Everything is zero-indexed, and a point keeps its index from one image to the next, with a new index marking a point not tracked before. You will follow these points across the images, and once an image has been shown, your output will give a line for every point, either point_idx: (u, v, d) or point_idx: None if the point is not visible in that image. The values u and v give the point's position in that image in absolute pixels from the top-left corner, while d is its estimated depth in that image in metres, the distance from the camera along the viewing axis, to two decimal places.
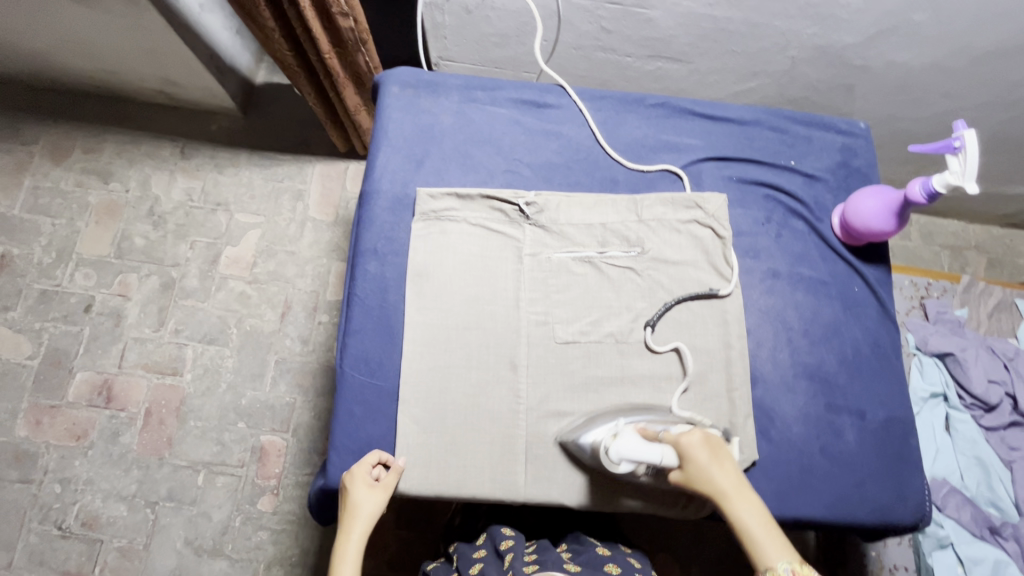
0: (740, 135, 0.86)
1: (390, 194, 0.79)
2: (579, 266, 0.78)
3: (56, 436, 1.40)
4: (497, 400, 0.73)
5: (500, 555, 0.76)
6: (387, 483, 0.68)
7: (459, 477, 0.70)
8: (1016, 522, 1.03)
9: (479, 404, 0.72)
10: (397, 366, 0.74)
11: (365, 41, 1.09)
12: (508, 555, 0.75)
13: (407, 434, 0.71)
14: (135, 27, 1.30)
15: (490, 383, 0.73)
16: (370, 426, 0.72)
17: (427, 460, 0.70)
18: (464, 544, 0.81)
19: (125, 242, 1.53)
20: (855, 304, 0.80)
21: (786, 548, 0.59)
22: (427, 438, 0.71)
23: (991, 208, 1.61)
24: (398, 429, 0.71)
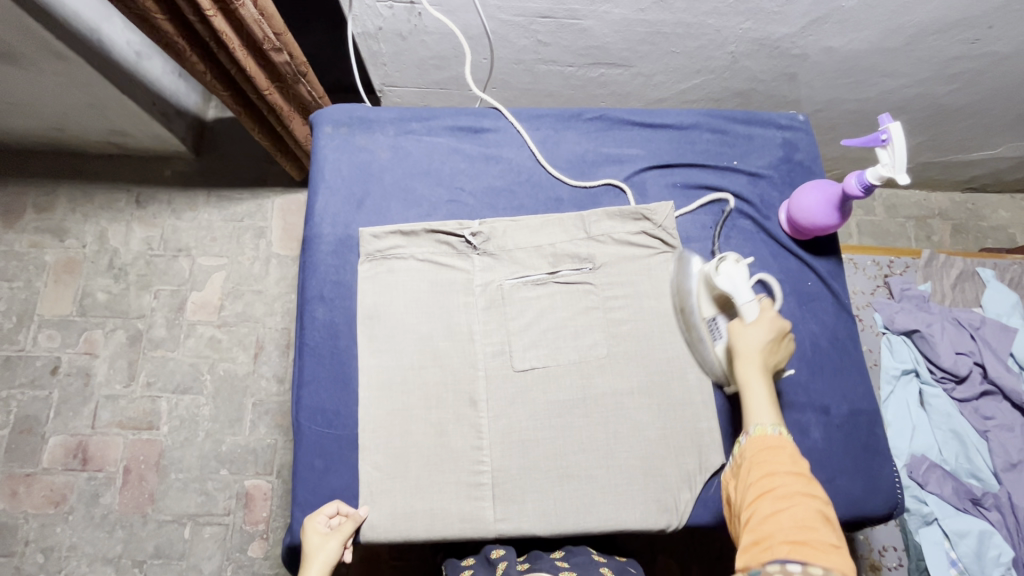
0: (681, 141, 0.85)
1: (333, 237, 0.78)
2: (531, 290, 0.77)
3: (34, 504, 1.37)
4: (458, 436, 0.72)
5: (490, 563, 0.71)
6: (343, 528, 0.67)
7: (428, 521, 0.69)
8: (996, 491, 1.03)
9: (441, 444, 0.71)
10: (355, 413, 0.72)
11: (304, 72, 1.06)
12: (499, 564, 0.70)
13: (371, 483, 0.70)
14: (70, 82, 1.27)
15: (450, 421, 0.72)
16: (333, 475, 0.71)
17: (394, 506, 0.69)
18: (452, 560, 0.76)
19: (87, 298, 1.50)
20: (809, 299, 0.80)
21: (779, 417, 0.64)
22: (390, 483, 0.70)
23: (949, 176, 1.63)
24: (362, 477, 0.70)
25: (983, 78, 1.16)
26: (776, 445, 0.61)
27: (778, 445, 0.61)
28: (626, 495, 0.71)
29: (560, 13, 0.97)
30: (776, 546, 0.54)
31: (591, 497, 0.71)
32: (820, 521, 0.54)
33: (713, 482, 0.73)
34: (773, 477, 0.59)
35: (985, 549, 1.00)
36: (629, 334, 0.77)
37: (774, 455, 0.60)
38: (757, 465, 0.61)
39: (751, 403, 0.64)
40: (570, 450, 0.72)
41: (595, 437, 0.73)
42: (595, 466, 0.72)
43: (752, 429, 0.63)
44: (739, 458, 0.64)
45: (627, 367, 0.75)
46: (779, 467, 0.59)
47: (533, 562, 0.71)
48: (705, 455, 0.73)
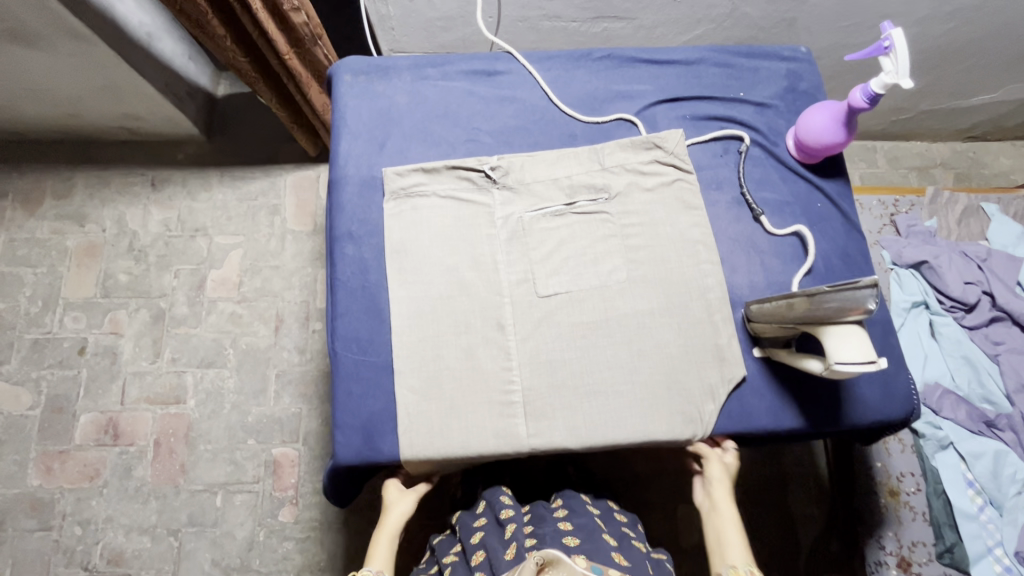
0: (688, 75, 0.87)
1: (358, 177, 0.81)
2: (551, 220, 0.80)
3: (70, 479, 1.41)
4: (488, 359, 0.75)
5: (501, 525, 0.78)
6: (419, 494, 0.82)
7: (463, 440, 0.72)
8: (1009, 412, 1.06)
9: (472, 366, 0.74)
10: (387, 341, 0.75)
11: (320, 35, 1.11)
12: (508, 526, 0.77)
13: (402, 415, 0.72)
14: (87, 64, 1.31)
15: (481, 344, 0.75)
16: (368, 400, 0.73)
17: (430, 425, 0.72)
18: (465, 514, 0.83)
19: (109, 280, 1.54)
20: (820, 219, 0.83)
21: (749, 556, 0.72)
22: (425, 405, 0.73)
23: (950, 123, 1.65)
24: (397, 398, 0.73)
25: (979, 14, 1.18)
26: (752, 574, 0.69)
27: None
28: (652, 406, 0.74)
29: None
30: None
31: (619, 411, 0.74)
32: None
33: (736, 394, 0.76)
34: None
35: (1002, 468, 1.03)
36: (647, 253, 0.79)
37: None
38: None
39: (728, 538, 0.73)
40: (595, 370, 0.75)
41: (619, 355, 0.76)
42: (621, 381, 0.75)
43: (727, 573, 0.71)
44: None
45: (648, 286, 0.78)
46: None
47: (540, 523, 0.77)
48: (726, 368, 0.76)
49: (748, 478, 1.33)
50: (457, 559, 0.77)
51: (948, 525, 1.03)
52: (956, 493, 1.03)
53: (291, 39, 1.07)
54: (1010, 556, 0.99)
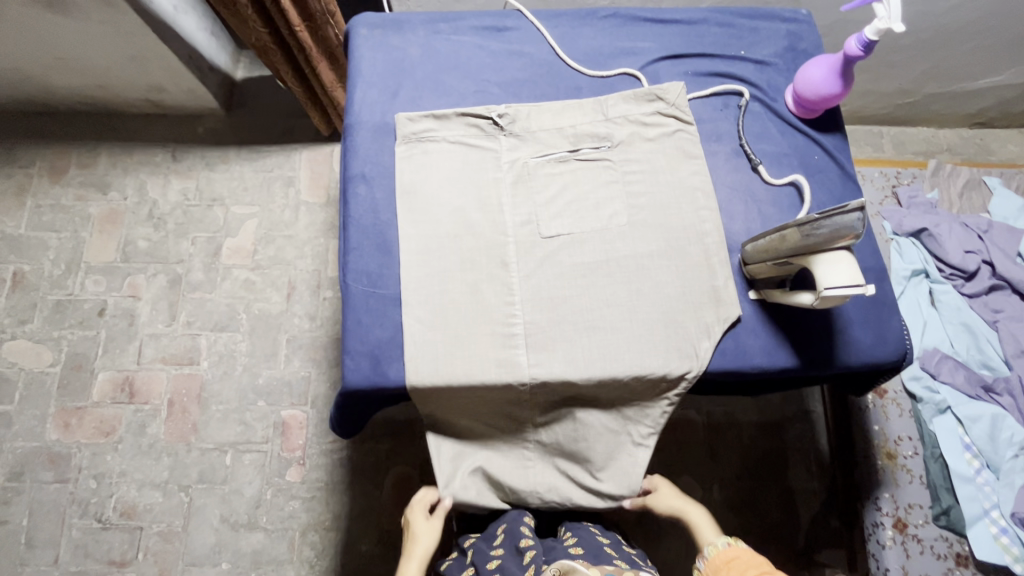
0: (690, 34, 0.91)
1: (371, 123, 0.85)
2: (555, 165, 0.83)
3: (86, 435, 1.45)
4: (492, 295, 0.78)
5: (519, 553, 0.77)
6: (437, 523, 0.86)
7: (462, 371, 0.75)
8: (1007, 376, 1.07)
9: (477, 300, 0.78)
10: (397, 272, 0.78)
11: (332, 13, 1.16)
12: (527, 553, 0.76)
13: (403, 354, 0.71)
14: (116, 32, 1.36)
15: (485, 281, 0.78)
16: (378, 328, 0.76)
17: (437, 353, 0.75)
18: (479, 542, 0.82)
19: (129, 245, 1.59)
20: (817, 171, 0.85)
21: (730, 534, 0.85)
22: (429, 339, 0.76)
23: (955, 108, 1.67)
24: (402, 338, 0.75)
25: None
26: (734, 556, 0.80)
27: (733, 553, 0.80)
28: (648, 342, 0.77)
29: None
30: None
31: (616, 346, 0.77)
32: (770, 573, 0.75)
33: (731, 334, 0.79)
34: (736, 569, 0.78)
35: (999, 431, 1.04)
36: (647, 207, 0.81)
37: (726, 559, 0.80)
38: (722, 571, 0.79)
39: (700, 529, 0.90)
40: (595, 307, 0.78)
41: (618, 295, 0.79)
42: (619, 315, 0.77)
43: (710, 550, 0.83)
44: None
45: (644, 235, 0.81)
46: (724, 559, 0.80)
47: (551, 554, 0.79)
48: (722, 309, 0.78)
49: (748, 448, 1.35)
50: None
51: (945, 488, 1.03)
52: (954, 457, 1.03)
53: (304, 14, 1.13)
54: (1006, 518, 1.00)
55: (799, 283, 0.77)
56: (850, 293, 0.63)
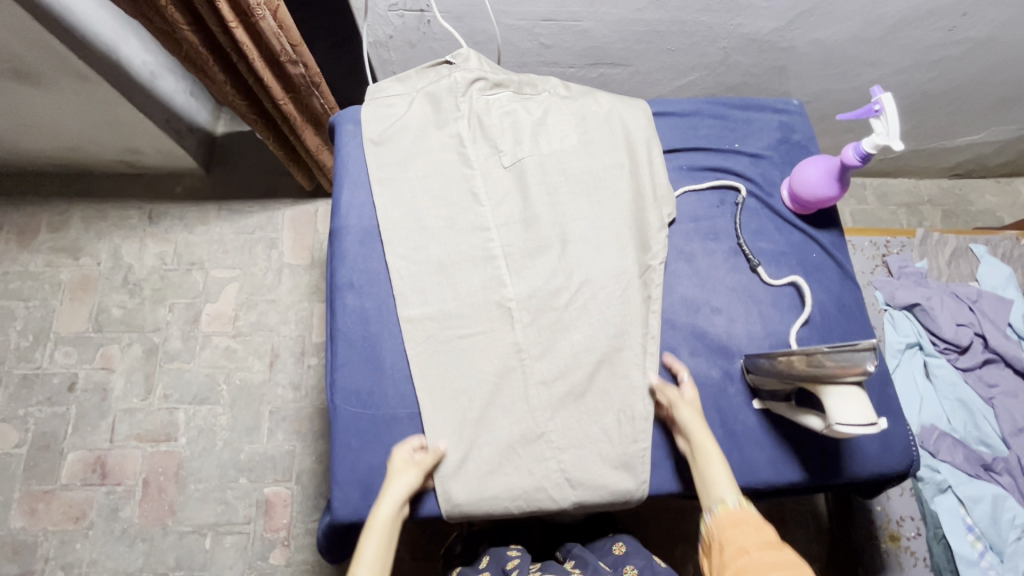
0: (683, 127, 0.90)
1: (359, 228, 0.82)
2: (555, 280, 0.80)
3: (54, 520, 1.37)
4: (501, 408, 0.75)
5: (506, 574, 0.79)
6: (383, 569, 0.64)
7: (495, 473, 0.73)
8: (1006, 456, 1.06)
9: (483, 415, 0.75)
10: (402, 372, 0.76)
11: (318, 84, 1.04)
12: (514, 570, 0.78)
13: (390, 530, 0.66)
14: (90, 101, 1.31)
15: (494, 394, 0.75)
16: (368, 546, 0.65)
17: (444, 475, 0.72)
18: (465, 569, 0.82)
19: (103, 313, 1.52)
20: (815, 269, 0.84)
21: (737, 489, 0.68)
22: (426, 414, 0.74)
23: (935, 162, 1.69)
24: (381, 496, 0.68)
25: (962, 64, 1.22)
26: (740, 521, 0.64)
27: (745, 518, 0.64)
28: (647, 466, 0.74)
29: (562, 15, 1.03)
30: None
31: (608, 470, 0.73)
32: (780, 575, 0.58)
33: (738, 447, 0.76)
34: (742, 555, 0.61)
35: (1001, 513, 1.02)
36: (586, 226, 0.83)
37: (746, 530, 0.63)
38: (725, 544, 0.63)
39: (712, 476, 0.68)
40: (587, 418, 0.75)
41: (610, 409, 0.75)
42: (618, 421, 0.75)
43: (718, 507, 0.66)
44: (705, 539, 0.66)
45: (633, 237, 0.82)
46: (748, 540, 0.62)
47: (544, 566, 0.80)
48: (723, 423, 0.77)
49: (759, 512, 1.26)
50: None
51: (950, 571, 1.01)
52: (957, 539, 1.01)
53: (287, 87, 1.01)
54: None
55: (805, 399, 0.74)
56: (860, 431, 0.61)
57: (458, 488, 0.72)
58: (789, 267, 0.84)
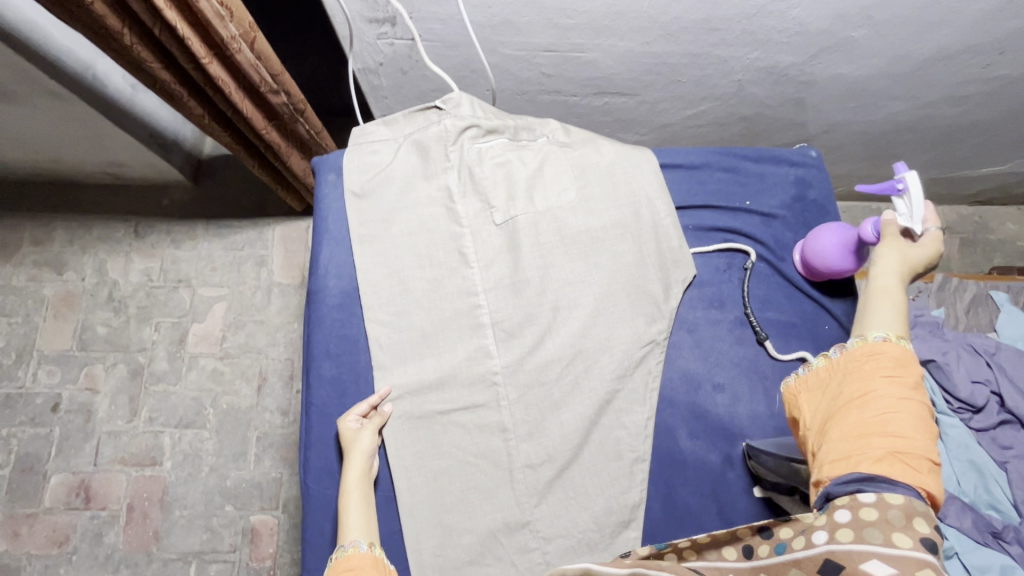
0: (690, 181, 0.83)
1: (338, 290, 0.77)
2: (545, 351, 0.75)
3: (37, 544, 1.35)
4: (484, 494, 0.70)
5: None
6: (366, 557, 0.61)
7: (476, 565, 0.68)
8: (1016, 524, 1.00)
9: (466, 500, 0.70)
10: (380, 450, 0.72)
11: (303, 110, 0.98)
12: None
13: (367, 484, 0.68)
14: (67, 117, 1.25)
15: (478, 477, 0.71)
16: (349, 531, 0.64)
17: (420, 563, 0.68)
18: None
19: (87, 331, 1.48)
20: (826, 343, 0.78)
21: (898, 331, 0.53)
22: (402, 498, 0.70)
23: (956, 190, 1.61)
24: (347, 457, 0.69)
25: (993, 100, 1.13)
26: (881, 359, 0.51)
27: (885, 352, 0.51)
28: None
29: (564, 46, 0.96)
30: (866, 463, 0.46)
31: (595, 565, 0.69)
32: (910, 435, 0.47)
33: None
34: (869, 388, 0.50)
35: None
36: (580, 291, 0.77)
37: (885, 363, 0.50)
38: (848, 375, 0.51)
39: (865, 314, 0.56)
40: (575, 506, 0.70)
41: (599, 498, 0.70)
42: (607, 508, 0.70)
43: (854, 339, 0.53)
44: (826, 365, 0.54)
45: (634, 306, 0.76)
46: (880, 373, 0.50)
47: None
48: (722, 514, 0.72)
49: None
50: None
51: None
52: None
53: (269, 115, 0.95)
54: None
55: None
56: None
57: None
58: (799, 342, 0.78)
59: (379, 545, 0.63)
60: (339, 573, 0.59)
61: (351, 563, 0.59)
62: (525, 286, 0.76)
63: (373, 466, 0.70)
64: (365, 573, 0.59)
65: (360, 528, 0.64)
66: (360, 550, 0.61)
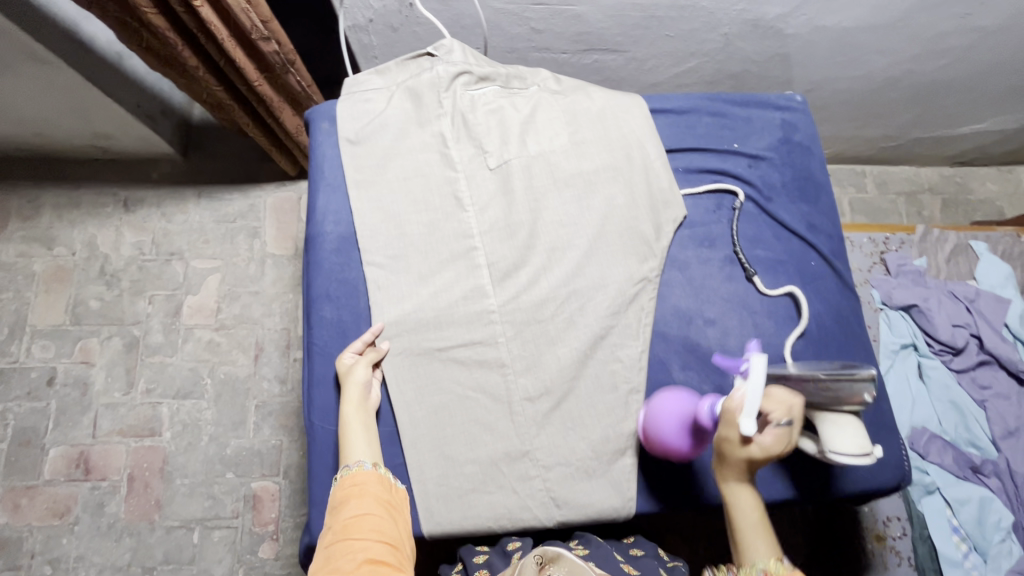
0: (680, 125, 0.85)
1: (335, 234, 0.78)
2: (542, 287, 0.76)
3: (39, 516, 1.36)
4: (486, 425, 0.72)
5: (507, 555, 0.69)
6: (370, 477, 0.65)
7: (479, 491, 0.71)
8: (994, 458, 1.05)
9: (468, 433, 0.72)
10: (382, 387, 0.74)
11: (293, 61, 0.98)
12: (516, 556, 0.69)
13: (366, 414, 0.70)
14: (53, 85, 1.24)
15: (479, 411, 0.73)
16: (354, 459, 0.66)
17: (425, 493, 0.71)
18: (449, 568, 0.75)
19: (79, 306, 1.48)
20: (813, 278, 0.81)
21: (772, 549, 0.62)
22: (405, 432, 0.72)
23: (939, 151, 1.64)
24: (344, 390, 0.70)
25: (972, 53, 1.16)
26: None
27: None
28: (633, 482, 0.72)
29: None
30: None
31: (593, 490, 0.71)
32: None
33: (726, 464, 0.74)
34: None
35: (986, 515, 1.01)
36: (575, 230, 0.79)
37: None
38: None
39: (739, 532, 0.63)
40: (574, 436, 0.73)
41: (597, 427, 0.73)
42: (605, 437, 0.72)
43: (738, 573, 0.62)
44: None
45: (627, 243, 0.78)
46: None
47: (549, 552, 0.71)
48: (714, 440, 0.75)
49: (797, 517, 1.15)
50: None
51: (933, 571, 1.01)
52: (942, 540, 1.00)
53: (261, 67, 0.95)
54: None
55: None
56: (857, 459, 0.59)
57: (440, 506, 0.70)
58: (787, 277, 0.80)
59: (383, 464, 0.67)
60: (346, 488, 0.63)
61: (357, 479, 0.64)
62: (520, 227, 0.78)
63: (372, 398, 0.72)
64: (370, 487, 0.63)
65: (368, 453, 0.68)
66: (364, 469, 0.65)
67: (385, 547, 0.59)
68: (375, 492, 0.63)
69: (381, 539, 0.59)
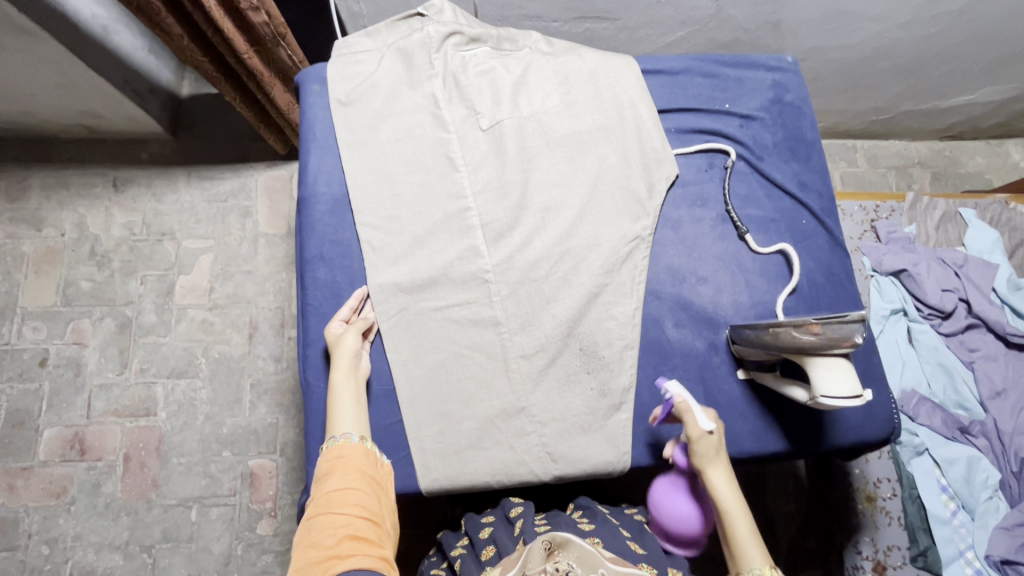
0: (672, 86, 0.85)
1: (327, 196, 0.78)
2: (537, 247, 0.77)
3: (34, 497, 1.35)
4: (482, 382, 0.73)
5: (510, 524, 0.70)
6: (353, 451, 0.64)
7: (476, 448, 0.71)
8: (982, 418, 1.07)
9: (464, 390, 0.73)
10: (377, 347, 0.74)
11: (284, 35, 0.97)
12: (517, 522, 0.69)
13: (355, 382, 0.70)
14: (38, 60, 1.22)
15: (475, 368, 0.73)
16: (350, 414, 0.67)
17: (421, 449, 0.71)
18: (450, 534, 0.76)
19: (70, 287, 1.46)
20: (804, 236, 0.82)
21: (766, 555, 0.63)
22: (401, 390, 0.72)
23: (929, 124, 1.65)
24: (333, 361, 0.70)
25: (961, 20, 1.17)
26: None
27: None
28: (627, 436, 0.73)
29: None
30: None
31: (588, 444, 0.72)
32: None
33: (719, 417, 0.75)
34: None
35: (974, 474, 1.02)
36: (569, 191, 0.79)
37: None
38: None
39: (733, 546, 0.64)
40: (569, 392, 0.73)
41: (591, 383, 0.73)
42: (599, 393, 0.73)
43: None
44: None
45: (620, 205, 0.78)
46: None
47: (552, 518, 0.71)
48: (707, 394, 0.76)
49: (791, 487, 1.22)
50: (466, 552, 0.69)
51: (922, 529, 1.01)
52: (931, 499, 1.02)
53: (250, 38, 0.94)
54: (980, 560, 0.98)
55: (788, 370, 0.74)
56: (847, 401, 0.61)
57: (437, 462, 0.71)
58: (778, 235, 0.81)
59: (369, 439, 0.67)
60: (331, 460, 0.63)
61: (343, 451, 0.63)
62: (514, 187, 0.78)
63: (362, 366, 0.72)
64: (355, 461, 0.63)
65: (354, 425, 0.67)
66: (350, 442, 0.64)
67: (367, 523, 0.59)
68: (359, 466, 0.63)
69: (364, 516, 0.59)
